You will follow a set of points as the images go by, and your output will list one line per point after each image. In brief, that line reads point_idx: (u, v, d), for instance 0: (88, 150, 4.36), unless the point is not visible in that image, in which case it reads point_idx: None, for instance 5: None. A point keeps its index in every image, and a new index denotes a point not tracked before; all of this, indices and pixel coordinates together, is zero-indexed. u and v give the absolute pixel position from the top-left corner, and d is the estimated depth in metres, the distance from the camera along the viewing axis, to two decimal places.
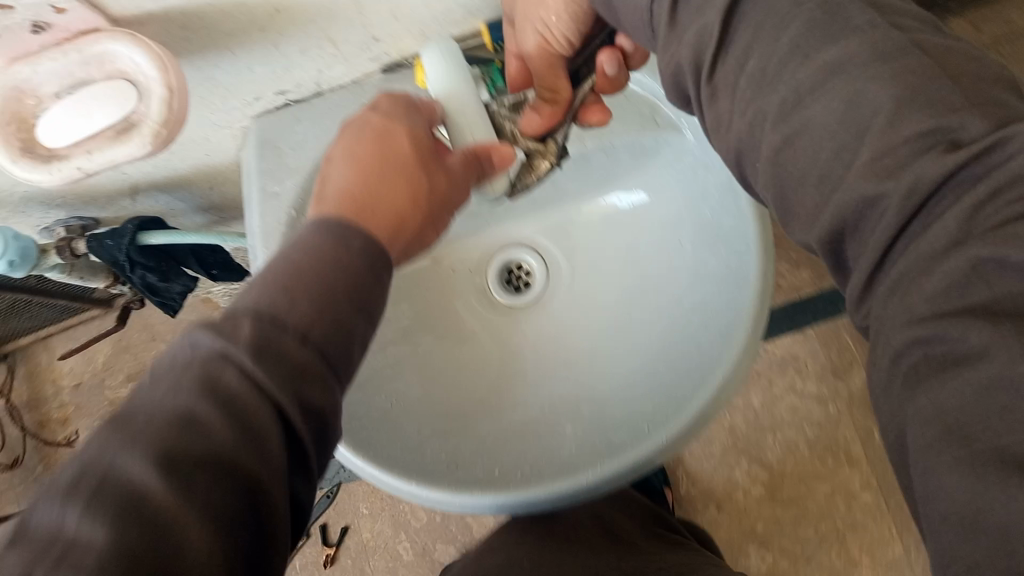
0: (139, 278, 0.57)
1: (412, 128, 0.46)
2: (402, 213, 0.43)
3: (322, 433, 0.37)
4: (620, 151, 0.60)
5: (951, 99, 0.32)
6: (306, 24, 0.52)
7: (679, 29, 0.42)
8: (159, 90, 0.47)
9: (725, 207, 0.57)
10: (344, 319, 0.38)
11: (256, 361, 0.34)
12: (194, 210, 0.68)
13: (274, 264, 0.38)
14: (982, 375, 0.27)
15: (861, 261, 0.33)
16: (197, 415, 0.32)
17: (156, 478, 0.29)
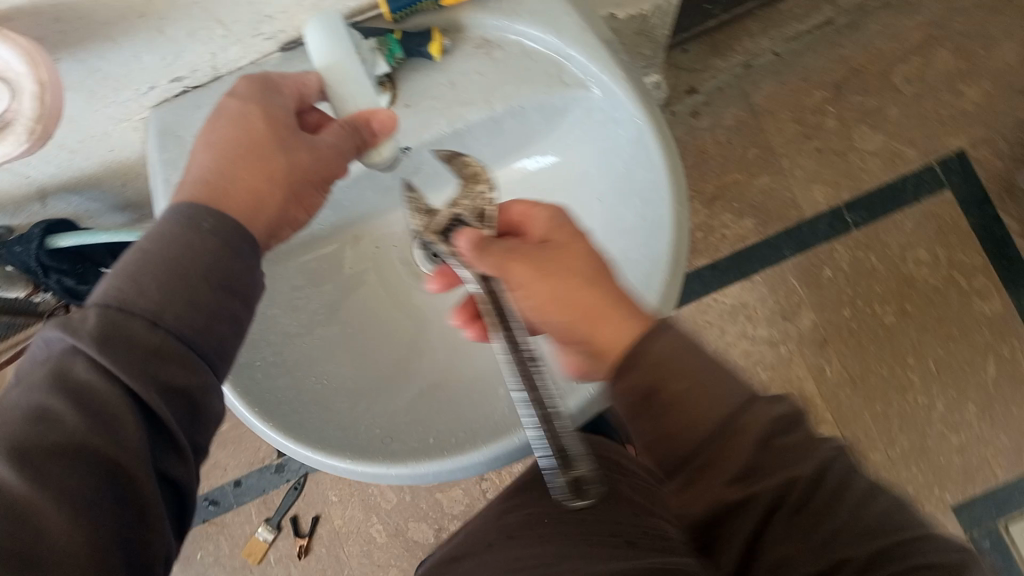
0: (54, 279, 0.62)
1: (266, 102, 0.36)
2: (258, 188, 0.34)
3: (208, 419, 0.31)
4: (531, 113, 0.58)
5: None
6: (188, 7, 0.48)
7: None
8: (30, 86, 0.41)
9: (637, 159, 0.56)
10: (203, 302, 0.31)
11: (103, 350, 0.28)
12: (109, 211, 0.70)
13: (116, 261, 0.30)
14: None
15: None
16: (50, 409, 0.27)
17: (9, 472, 0.26)
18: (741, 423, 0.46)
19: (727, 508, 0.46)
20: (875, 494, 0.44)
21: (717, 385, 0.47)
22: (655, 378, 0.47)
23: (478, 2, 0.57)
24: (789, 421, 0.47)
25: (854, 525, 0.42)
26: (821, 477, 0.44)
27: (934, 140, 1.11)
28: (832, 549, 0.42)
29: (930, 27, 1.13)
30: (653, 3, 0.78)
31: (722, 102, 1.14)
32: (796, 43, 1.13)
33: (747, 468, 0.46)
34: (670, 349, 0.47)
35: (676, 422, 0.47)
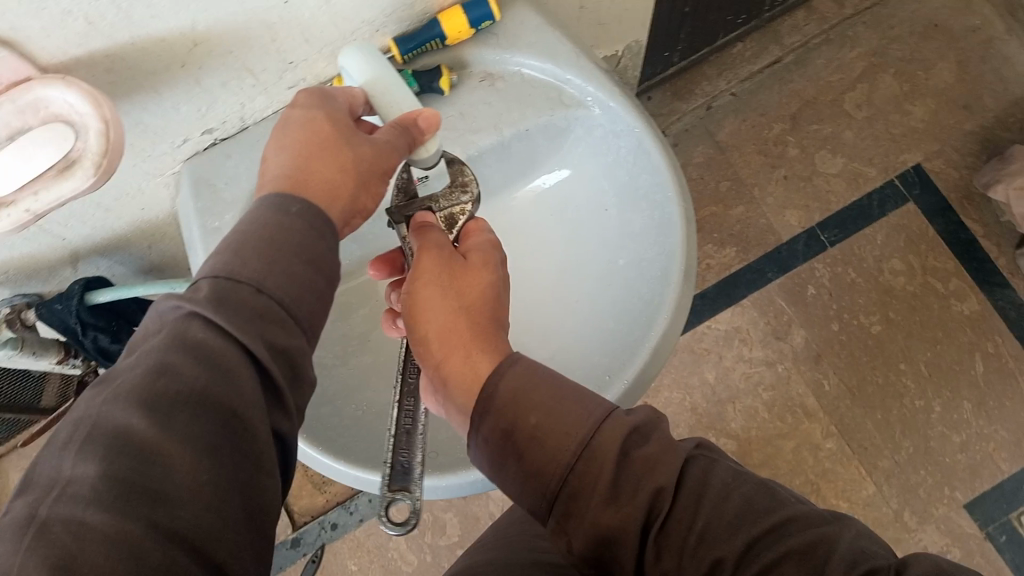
0: (91, 336, 0.65)
1: (327, 109, 0.40)
2: (331, 180, 0.38)
3: (304, 378, 0.35)
4: (535, 134, 0.63)
5: None
6: (223, 55, 0.52)
7: None
8: (96, 124, 0.45)
9: (641, 166, 0.61)
10: (298, 273, 0.35)
11: (218, 311, 0.32)
12: (133, 275, 0.73)
13: (219, 241, 0.35)
14: None
15: None
16: (171, 363, 0.30)
17: (140, 416, 0.29)
18: (597, 442, 0.41)
19: (605, 534, 0.39)
20: (741, 479, 0.40)
21: (567, 399, 0.43)
22: (512, 415, 0.43)
23: (480, 39, 0.62)
24: (641, 428, 0.42)
25: (720, 520, 0.38)
26: (683, 479, 0.40)
27: (890, 157, 1.19)
28: (704, 552, 0.38)
29: (871, 56, 1.22)
30: (625, 42, 0.85)
31: (690, 141, 1.21)
32: (750, 82, 1.22)
33: (614, 488, 0.40)
34: (519, 381, 0.44)
35: (535, 456, 0.42)
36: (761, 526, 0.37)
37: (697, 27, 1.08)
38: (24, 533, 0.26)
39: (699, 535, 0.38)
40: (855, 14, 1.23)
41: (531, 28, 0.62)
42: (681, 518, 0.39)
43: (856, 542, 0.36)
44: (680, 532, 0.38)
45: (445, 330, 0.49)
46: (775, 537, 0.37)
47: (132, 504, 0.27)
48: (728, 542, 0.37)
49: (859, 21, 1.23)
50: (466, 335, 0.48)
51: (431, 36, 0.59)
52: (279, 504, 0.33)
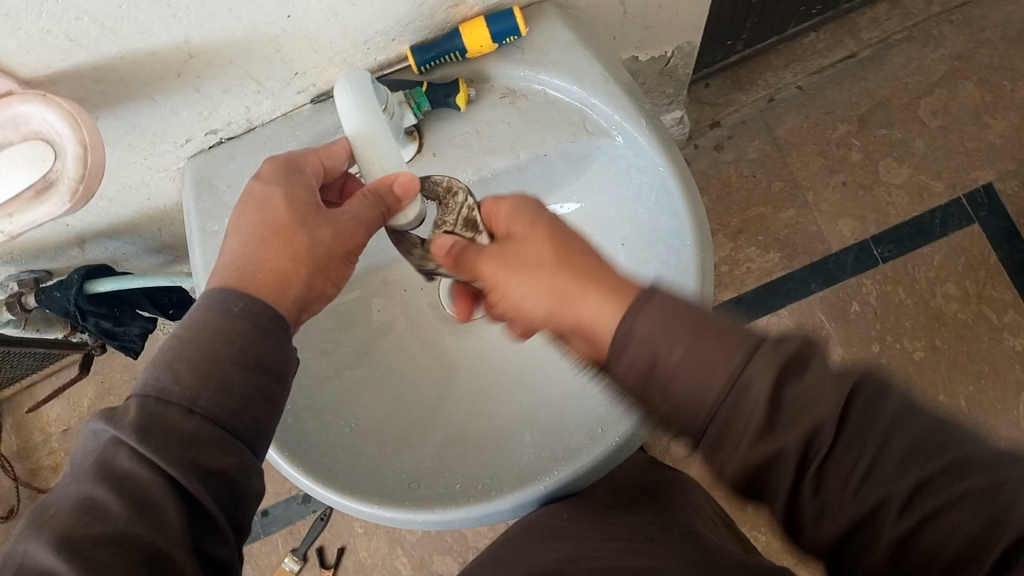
0: (92, 322, 0.65)
1: (288, 184, 0.40)
2: (282, 270, 0.38)
3: (246, 496, 0.34)
4: (555, 160, 0.59)
5: None
6: (225, 65, 0.50)
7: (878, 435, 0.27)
8: (74, 147, 0.42)
9: (661, 207, 0.57)
10: (235, 382, 0.34)
11: (144, 438, 0.32)
12: (145, 253, 0.72)
13: (156, 348, 0.35)
14: None
15: None
16: (97, 498, 0.30)
17: (61, 560, 0.28)
18: (745, 377, 0.35)
19: (757, 468, 0.36)
20: (911, 416, 0.35)
21: (715, 329, 0.37)
22: (649, 353, 0.37)
23: (503, 52, 0.58)
24: (800, 357, 0.36)
25: (887, 457, 0.34)
26: (847, 414, 0.35)
27: (960, 173, 1.10)
28: (870, 488, 0.34)
29: (954, 60, 1.12)
30: (675, 44, 0.79)
31: (746, 135, 1.15)
32: (819, 77, 1.14)
33: (767, 421, 0.35)
34: (653, 328, 0.37)
35: (675, 399, 0.37)
36: (945, 474, 0.33)
37: (765, 16, 1.01)
38: None
39: (861, 475, 0.34)
40: (943, 11, 1.14)
41: (559, 45, 0.58)
42: (848, 448, 0.35)
43: None
44: (842, 471, 0.35)
45: (542, 278, 0.44)
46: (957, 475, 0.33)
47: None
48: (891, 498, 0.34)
49: (947, 19, 1.14)
50: (566, 280, 0.43)
51: (451, 49, 0.56)
52: None
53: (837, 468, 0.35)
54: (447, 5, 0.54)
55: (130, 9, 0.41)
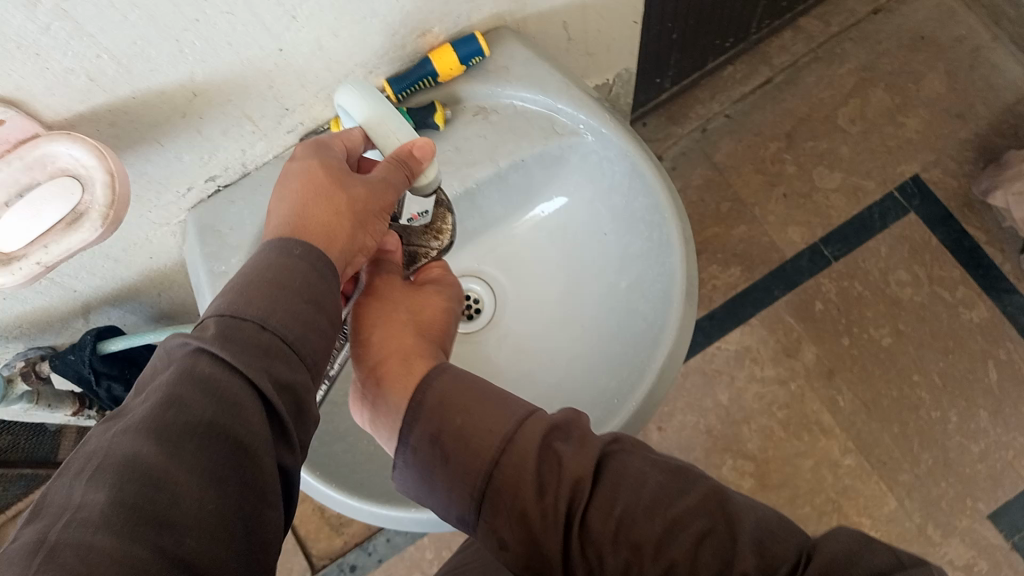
0: (106, 385, 0.66)
1: (323, 157, 0.45)
2: (330, 226, 0.43)
3: (306, 413, 0.38)
4: (531, 164, 0.64)
5: (641, 467, 0.42)
6: (223, 104, 0.54)
7: (555, 484, 0.41)
8: (102, 176, 0.46)
9: (636, 190, 0.62)
10: (299, 312, 0.38)
11: (224, 346, 0.35)
12: (145, 322, 0.73)
13: (226, 284, 0.38)
14: (611, 472, 0.42)
15: (581, 486, 0.41)
16: (180, 395, 0.32)
17: (151, 446, 0.30)
18: (518, 439, 0.42)
19: (527, 527, 0.41)
20: (461, 382, 0.45)
21: (494, 402, 0.44)
22: (440, 418, 0.44)
23: (471, 74, 0.63)
24: (565, 424, 0.44)
25: (463, 402, 0.44)
26: (489, 420, 0.43)
27: (888, 170, 1.20)
28: (453, 419, 0.44)
29: (861, 71, 1.24)
30: (615, 71, 0.87)
31: (688, 164, 1.22)
32: (743, 104, 1.24)
33: (538, 482, 0.41)
34: (448, 385, 0.45)
35: (459, 457, 0.43)
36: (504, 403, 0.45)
37: (685, 53, 1.09)
38: (33, 556, 0.27)
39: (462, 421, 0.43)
40: (842, 31, 1.25)
41: (519, 61, 0.64)
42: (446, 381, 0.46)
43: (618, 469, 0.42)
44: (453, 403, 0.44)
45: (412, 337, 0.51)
46: (697, 509, 0.40)
47: (142, 528, 0.28)
48: (648, 526, 0.39)
49: (846, 39, 1.25)
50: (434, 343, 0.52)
51: (424, 74, 0.61)
52: (280, 537, 0.35)
53: (450, 376, 0.46)
54: (416, 35, 0.60)
55: (144, 46, 0.46)
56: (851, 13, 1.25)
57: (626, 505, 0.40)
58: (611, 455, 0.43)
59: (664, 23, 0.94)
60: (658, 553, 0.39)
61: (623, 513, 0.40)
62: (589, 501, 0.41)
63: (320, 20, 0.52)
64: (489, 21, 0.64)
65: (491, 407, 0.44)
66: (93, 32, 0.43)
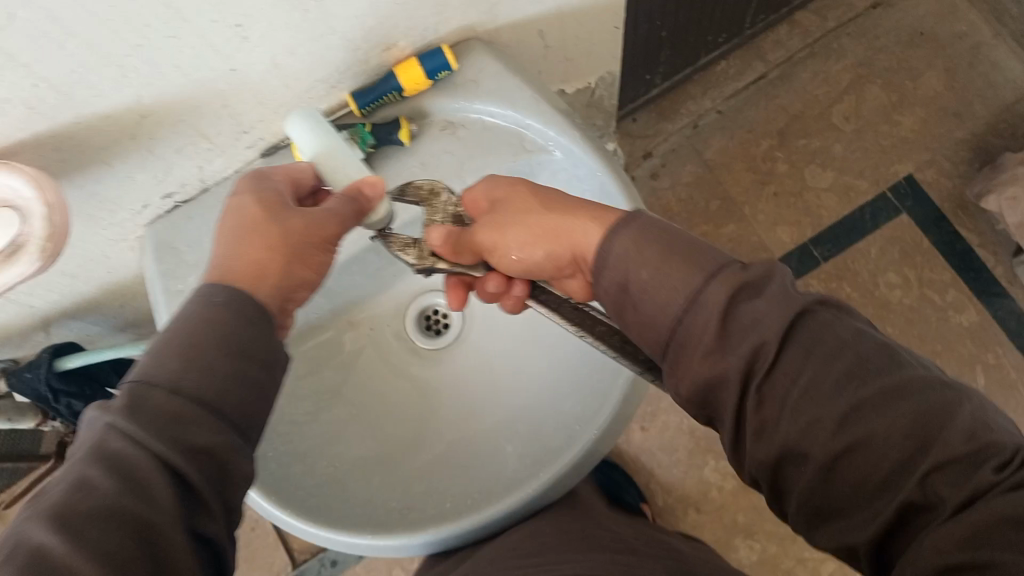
0: (65, 401, 0.66)
1: (256, 191, 0.44)
2: (259, 262, 0.41)
3: (232, 479, 0.36)
4: (500, 180, 0.64)
5: (835, 335, 0.38)
6: (176, 123, 0.52)
7: (727, 346, 0.39)
8: (40, 209, 0.44)
9: (605, 209, 0.61)
10: (219, 368, 0.36)
11: (131, 419, 0.34)
12: (110, 332, 0.73)
13: (151, 340, 0.37)
14: (803, 340, 0.38)
15: (759, 357, 0.38)
16: (89, 479, 0.32)
17: (53, 537, 0.30)
18: (705, 292, 0.40)
19: (708, 387, 0.40)
20: (644, 239, 0.44)
21: (681, 256, 0.42)
22: (625, 270, 0.44)
23: (438, 88, 0.61)
24: (757, 283, 0.40)
25: (647, 260, 0.43)
26: (684, 270, 0.41)
27: (881, 169, 1.17)
28: (637, 276, 0.43)
29: (858, 67, 1.21)
30: (597, 74, 0.85)
31: (677, 160, 1.21)
32: (737, 99, 1.21)
33: (718, 338, 0.39)
34: (624, 247, 0.44)
35: (647, 309, 0.43)
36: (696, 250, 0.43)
37: (677, 49, 1.06)
38: None
39: (644, 276, 0.43)
40: (839, 26, 1.22)
41: (490, 74, 0.62)
42: (632, 238, 0.44)
43: (819, 340, 0.38)
44: (636, 269, 0.43)
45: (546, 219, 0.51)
46: (893, 394, 0.35)
47: None
48: (831, 404, 0.36)
49: (843, 33, 1.22)
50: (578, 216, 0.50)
51: (388, 89, 0.59)
52: None
53: (628, 236, 0.44)
54: (379, 49, 0.58)
55: (83, 74, 0.44)
56: (848, 8, 1.22)
57: (811, 377, 0.37)
58: (806, 320, 0.39)
59: (650, 22, 0.91)
60: (837, 436, 0.36)
61: (801, 391, 0.37)
62: (778, 374, 0.38)
63: (274, 38, 0.50)
64: (457, 32, 0.62)
65: (675, 263, 0.42)
66: (28, 63, 0.41)
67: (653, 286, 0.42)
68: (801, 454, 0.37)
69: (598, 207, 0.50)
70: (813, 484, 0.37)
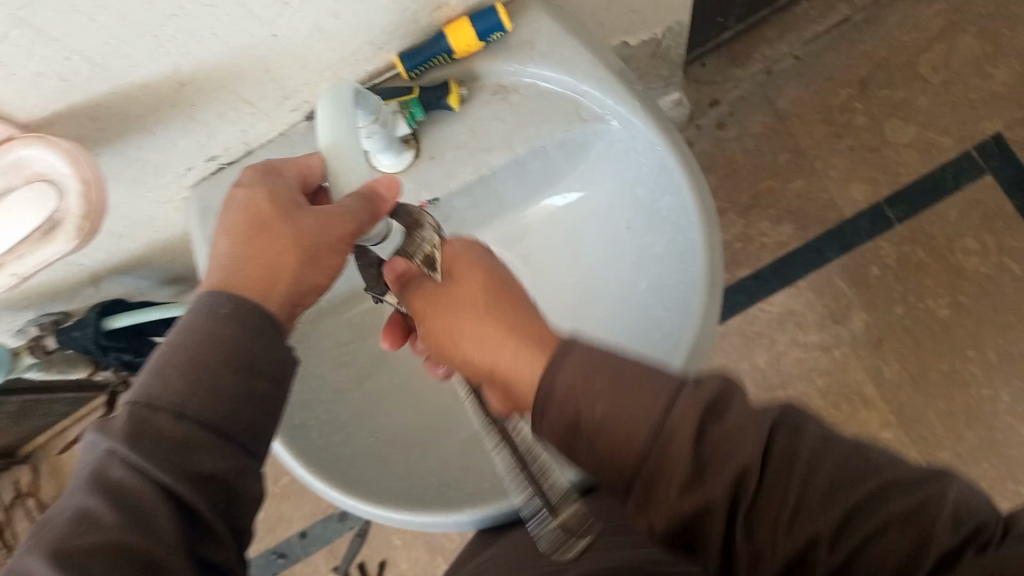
0: (113, 355, 0.67)
1: (268, 187, 0.46)
2: (271, 268, 0.43)
3: (238, 499, 0.38)
4: (553, 151, 0.60)
5: (835, 454, 0.35)
6: (217, 89, 0.50)
7: (709, 481, 0.36)
8: (75, 185, 0.43)
9: (663, 186, 0.57)
10: (223, 387, 0.38)
11: (132, 448, 0.35)
12: (161, 285, 0.73)
13: (158, 349, 0.39)
14: (797, 456, 0.35)
15: (745, 480, 0.35)
16: (94, 511, 0.34)
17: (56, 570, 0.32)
18: (672, 420, 0.37)
19: (685, 523, 0.36)
20: (590, 356, 0.40)
21: (631, 376, 0.39)
22: (574, 405, 0.39)
23: (491, 49, 0.58)
24: (720, 399, 0.37)
25: (601, 388, 0.39)
26: (648, 400, 0.38)
27: (967, 126, 1.09)
28: (587, 410, 0.39)
29: (950, 13, 1.12)
30: (664, 25, 0.79)
31: (746, 110, 1.14)
32: (815, 44, 1.14)
33: (693, 476, 0.36)
34: (571, 378, 0.39)
35: (606, 446, 0.38)
36: (643, 368, 0.39)
37: None
38: None
39: (602, 405, 0.38)
40: None
41: (546, 35, 0.58)
42: (575, 350, 0.40)
43: (807, 450, 0.35)
44: (586, 394, 0.39)
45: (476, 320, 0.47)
46: (880, 501, 0.33)
47: None
48: (821, 522, 0.34)
49: None
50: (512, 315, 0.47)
51: (438, 51, 0.56)
52: None
53: (577, 344, 0.40)
54: (430, 9, 0.54)
55: (118, 45, 0.42)
56: None
57: (801, 496, 0.34)
58: (779, 436, 0.36)
59: None
60: (836, 551, 0.34)
61: (787, 515, 0.34)
62: (764, 497, 0.35)
63: (317, 3, 0.47)
64: None
65: (625, 381, 0.38)
66: (60, 36, 0.40)
67: (615, 404, 0.38)
68: (804, 573, 0.34)
69: (529, 318, 0.46)
70: None
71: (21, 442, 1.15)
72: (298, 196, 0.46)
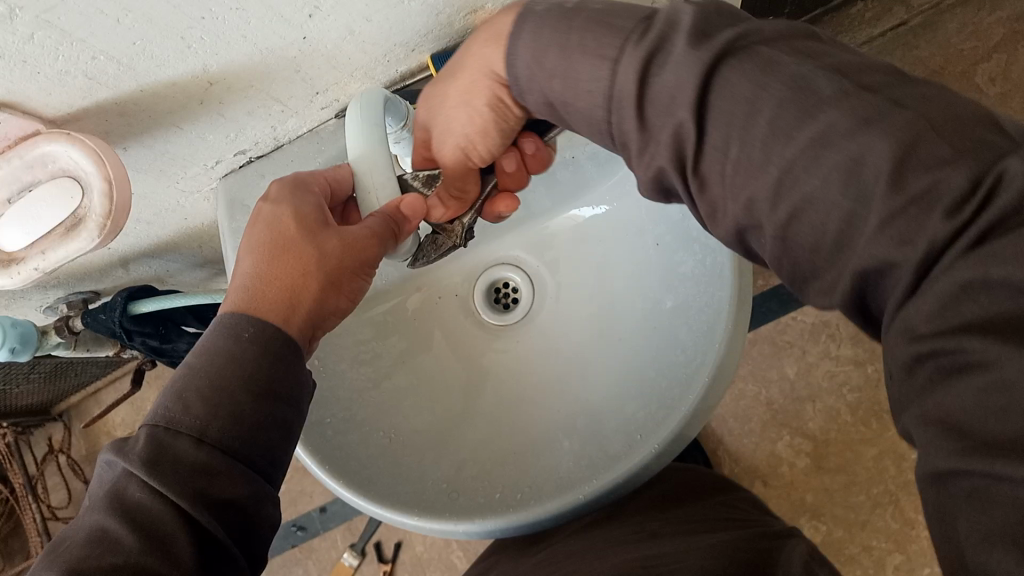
0: (139, 340, 0.67)
1: (296, 205, 0.46)
2: (295, 290, 0.44)
3: (251, 529, 0.38)
4: (585, 162, 0.62)
5: (811, 88, 0.32)
6: (246, 89, 0.50)
7: (650, 133, 0.37)
8: (99, 183, 0.43)
9: None
10: (244, 411, 0.38)
11: (151, 471, 0.36)
12: (191, 268, 0.74)
13: (177, 370, 0.40)
14: (744, 93, 0.34)
15: (688, 130, 0.36)
16: (112, 533, 0.35)
17: None
18: (618, 79, 0.38)
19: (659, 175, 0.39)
20: (541, 35, 0.42)
21: (589, 38, 0.39)
22: (542, 92, 0.43)
23: None
24: (671, 35, 0.37)
25: (564, 67, 0.40)
26: (601, 58, 0.39)
27: None
28: (563, 102, 0.42)
29: (1014, 21, 1.07)
30: None
31: None
32: (869, 47, 1.09)
33: (640, 132, 0.38)
34: (526, 62, 0.43)
35: (578, 112, 0.41)
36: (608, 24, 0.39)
37: None
38: None
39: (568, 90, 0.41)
40: None
41: None
42: (543, 43, 0.42)
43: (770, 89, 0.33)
44: (554, 86, 0.42)
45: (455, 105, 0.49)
46: (825, 137, 0.31)
47: None
48: (765, 163, 0.33)
49: None
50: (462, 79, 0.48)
51: None
52: None
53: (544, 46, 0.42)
54: (464, 13, 0.53)
55: (145, 45, 0.42)
56: None
57: (769, 122, 0.33)
58: (741, 66, 0.35)
59: None
60: (774, 203, 0.33)
61: (739, 152, 0.34)
62: (710, 151, 0.36)
63: (348, 6, 0.46)
64: None
65: (582, 52, 0.39)
66: (85, 37, 0.39)
67: (576, 89, 0.40)
68: (757, 215, 0.34)
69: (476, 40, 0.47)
70: (777, 245, 0.34)
71: (56, 404, 1.18)
72: (325, 213, 0.47)
